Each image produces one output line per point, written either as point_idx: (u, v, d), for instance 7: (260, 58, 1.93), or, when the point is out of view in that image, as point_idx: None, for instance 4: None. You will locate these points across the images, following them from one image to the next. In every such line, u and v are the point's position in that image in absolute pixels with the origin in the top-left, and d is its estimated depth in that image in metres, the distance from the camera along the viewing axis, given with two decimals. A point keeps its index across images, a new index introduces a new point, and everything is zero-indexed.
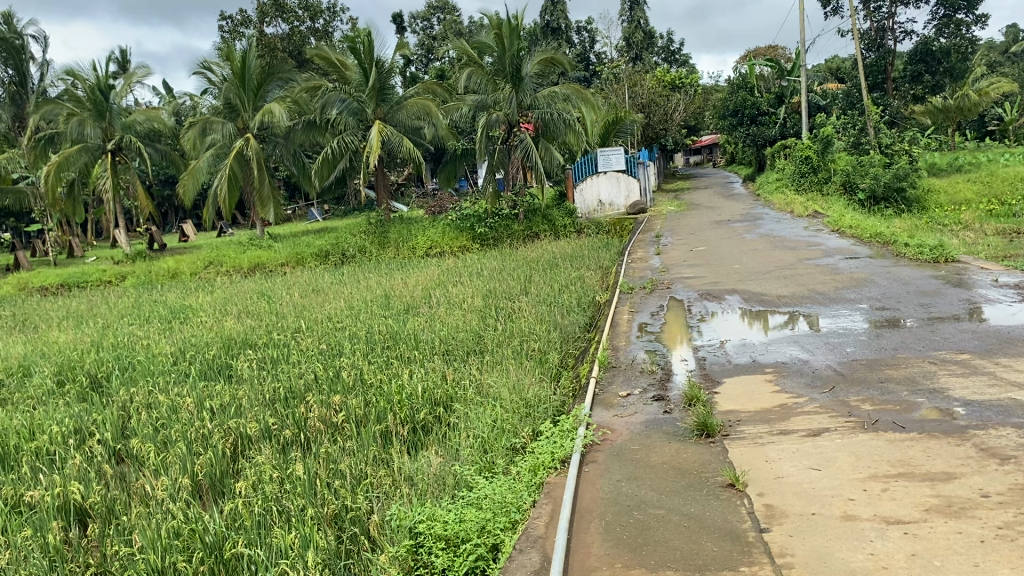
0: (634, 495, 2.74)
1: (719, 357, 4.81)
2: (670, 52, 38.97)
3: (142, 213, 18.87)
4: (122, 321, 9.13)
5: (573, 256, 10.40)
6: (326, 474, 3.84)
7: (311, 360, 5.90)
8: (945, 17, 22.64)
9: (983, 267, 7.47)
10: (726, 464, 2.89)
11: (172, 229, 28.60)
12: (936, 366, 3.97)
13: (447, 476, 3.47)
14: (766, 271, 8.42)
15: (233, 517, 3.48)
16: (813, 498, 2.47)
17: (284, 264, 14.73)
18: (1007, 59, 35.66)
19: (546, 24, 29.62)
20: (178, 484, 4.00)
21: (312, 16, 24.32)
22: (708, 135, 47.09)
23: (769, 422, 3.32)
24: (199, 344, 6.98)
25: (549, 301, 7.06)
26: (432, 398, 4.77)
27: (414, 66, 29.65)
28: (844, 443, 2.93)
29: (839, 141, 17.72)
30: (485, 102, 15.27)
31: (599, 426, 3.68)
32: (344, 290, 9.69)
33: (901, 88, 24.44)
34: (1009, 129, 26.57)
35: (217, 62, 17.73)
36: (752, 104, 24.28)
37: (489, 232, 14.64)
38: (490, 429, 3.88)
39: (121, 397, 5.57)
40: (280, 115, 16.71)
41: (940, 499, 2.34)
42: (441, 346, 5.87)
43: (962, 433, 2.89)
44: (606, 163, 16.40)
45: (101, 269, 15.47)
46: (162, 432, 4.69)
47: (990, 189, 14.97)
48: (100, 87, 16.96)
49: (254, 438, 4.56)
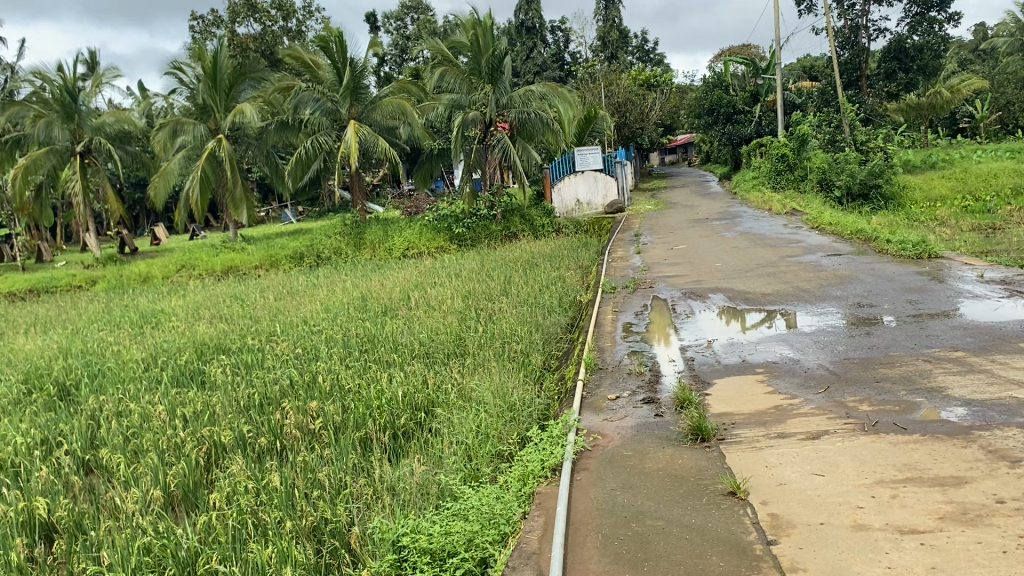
0: (631, 505, 2.60)
1: (708, 358, 4.70)
2: (645, 51, 39.18)
3: (112, 216, 18.50)
4: (92, 326, 8.93)
5: (552, 255, 10.30)
6: (304, 483, 3.69)
7: (287, 364, 5.73)
8: (918, 16, 22.89)
9: (966, 262, 7.45)
10: (725, 470, 2.77)
11: (144, 232, 28.19)
12: (930, 364, 3.88)
13: (431, 486, 3.32)
14: (749, 269, 8.35)
15: (207, 532, 3.32)
16: (820, 507, 2.35)
17: (258, 267, 14.48)
18: (977, 57, 36.14)
19: (521, 23, 29.41)
20: (148, 497, 3.83)
21: (285, 17, 24.01)
22: (683, 135, 47.34)
23: (765, 425, 3.21)
24: (170, 350, 6.77)
25: (531, 301, 6.93)
26: (413, 402, 4.63)
27: (389, 65, 29.41)
28: (845, 447, 2.82)
29: (814, 138, 17.78)
30: (461, 102, 14.96)
31: (589, 431, 3.55)
32: (318, 292, 9.52)
33: (875, 85, 24.64)
34: (979, 126, 26.91)
35: (188, 62, 17.38)
36: (727, 102, 24.43)
37: (467, 232, 14.53)
38: (474, 435, 3.74)
39: (89, 406, 5.36)
40: (252, 116, 16.43)
41: (953, 506, 2.23)
42: (421, 349, 5.72)
43: (968, 435, 2.79)
44: (583, 163, 16.27)
45: (72, 274, 15.14)
46: (132, 442, 4.50)
47: (964, 185, 15.08)
48: (68, 88, 16.57)
49: (229, 447, 4.39)
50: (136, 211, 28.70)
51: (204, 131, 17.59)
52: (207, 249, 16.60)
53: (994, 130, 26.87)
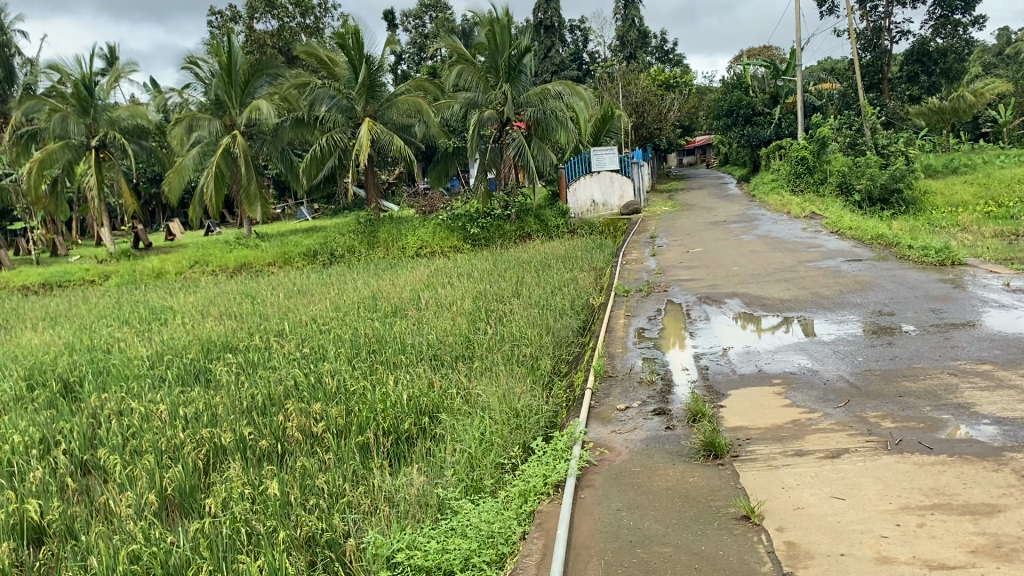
0: (636, 528, 2.45)
1: (723, 367, 4.53)
2: (664, 51, 38.99)
3: (126, 211, 18.49)
4: (100, 321, 8.89)
5: (565, 256, 10.13)
6: (300, 491, 3.55)
7: (292, 364, 5.62)
8: (942, 18, 22.55)
9: (991, 270, 7.21)
10: (739, 491, 2.61)
11: (160, 227, 28.29)
12: (956, 377, 3.70)
13: (430, 497, 3.18)
14: (766, 273, 8.14)
15: (199, 540, 3.19)
16: (840, 535, 2.19)
17: (271, 264, 14.41)
18: (1001, 62, 35.70)
19: (540, 22, 29.24)
20: (142, 501, 3.70)
21: (302, 13, 23.94)
22: (701, 136, 47.09)
23: (781, 441, 3.05)
24: (176, 348, 6.66)
25: (542, 303, 6.78)
26: (418, 406, 4.48)
27: (407, 64, 29.33)
28: (868, 467, 2.65)
29: (834, 141, 17.53)
30: (478, 100, 14.69)
31: (596, 445, 3.38)
32: (329, 291, 9.39)
33: (896, 88, 24.34)
34: (1003, 130, 26.50)
35: (204, 57, 17.35)
36: (747, 104, 24.21)
37: (481, 232, 14.37)
38: (477, 443, 3.60)
39: (91, 404, 5.25)
40: (268, 112, 16.35)
41: (987, 539, 2.06)
42: (428, 352, 5.57)
43: (1000, 457, 2.61)
44: (598, 163, 16.17)
45: (85, 269, 15.12)
46: (130, 443, 4.39)
47: (987, 190, 14.80)
48: (85, 82, 16.60)
49: (228, 450, 4.26)
50: (152, 206, 28.80)
51: (220, 127, 17.59)
52: (220, 245, 16.54)
53: (1017, 136, 26.48)
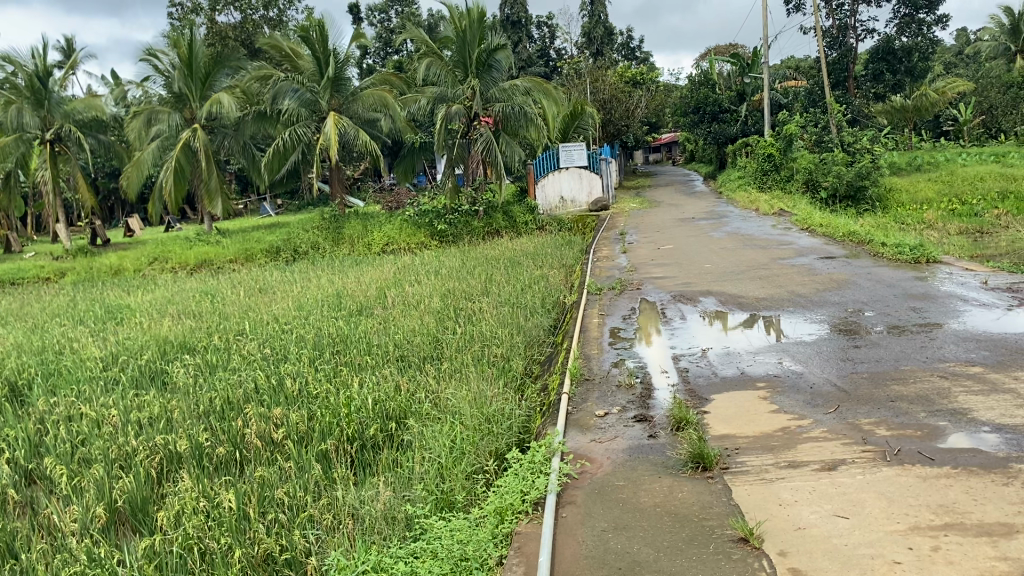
0: (625, 552, 2.26)
1: (703, 369, 4.36)
2: (631, 48, 38.95)
3: (82, 206, 17.92)
4: (52, 321, 8.50)
5: (535, 253, 9.94)
6: (259, 504, 3.29)
7: (253, 366, 5.35)
8: (907, 17, 22.78)
9: (967, 268, 7.13)
10: (731, 508, 2.44)
11: (120, 224, 27.62)
12: (947, 381, 3.56)
13: (398, 513, 2.95)
14: (741, 271, 8.01)
15: (148, 560, 2.91)
16: (849, 561, 2.03)
17: (233, 260, 14.01)
18: (961, 62, 36.19)
19: (507, 18, 29.10)
20: (91, 514, 3.42)
21: (265, 6, 23.44)
22: (667, 133, 47.17)
23: (773, 452, 2.88)
24: (132, 348, 6.34)
25: (512, 302, 6.58)
26: (385, 411, 4.24)
27: (372, 58, 28.93)
28: (867, 481, 2.50)
29: (801, 139, 17.53)
30: (445, 96, 14.45)
31: (576, 456, 3.18)
32: (292, 289, 9.10)
33: (861, 86, 24.46)
34: (963, 129, 26.79)
35: (163, 50, 16.88)
36: (713, 100, 24.14)
37: (449, 229, 14.10)
38: (448, 452, 3.38)
39: (39, 409, 4.93)
40: (230, 106, 15.93)
41: (1010, 565, 1.92)
42: (395, 352, 5.33)
43: (1007, 469, 2.48)
44: (568, 159, 15.96)
45: (40, 266, 14.60)
46: (80, 451, 4.10)
47: (952, 188, 14.89)
48: (39, 74, 16.01)
49: (182, 458, 3.98)
50: (111, 202, 28.07)
51: (179, 121, 17.10)
52: (181, 242, 16.08)
53: (977, 134, 26.78)
